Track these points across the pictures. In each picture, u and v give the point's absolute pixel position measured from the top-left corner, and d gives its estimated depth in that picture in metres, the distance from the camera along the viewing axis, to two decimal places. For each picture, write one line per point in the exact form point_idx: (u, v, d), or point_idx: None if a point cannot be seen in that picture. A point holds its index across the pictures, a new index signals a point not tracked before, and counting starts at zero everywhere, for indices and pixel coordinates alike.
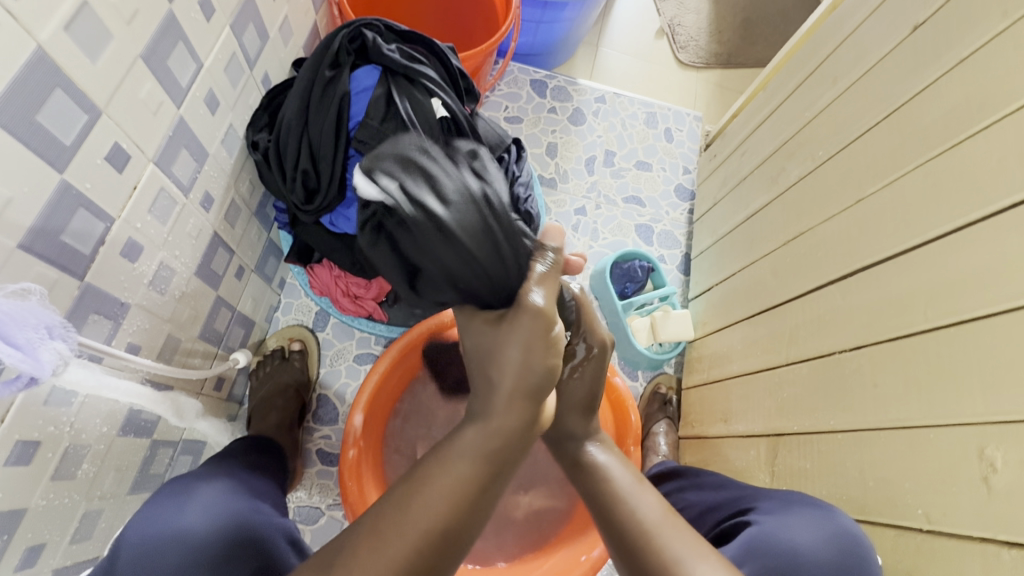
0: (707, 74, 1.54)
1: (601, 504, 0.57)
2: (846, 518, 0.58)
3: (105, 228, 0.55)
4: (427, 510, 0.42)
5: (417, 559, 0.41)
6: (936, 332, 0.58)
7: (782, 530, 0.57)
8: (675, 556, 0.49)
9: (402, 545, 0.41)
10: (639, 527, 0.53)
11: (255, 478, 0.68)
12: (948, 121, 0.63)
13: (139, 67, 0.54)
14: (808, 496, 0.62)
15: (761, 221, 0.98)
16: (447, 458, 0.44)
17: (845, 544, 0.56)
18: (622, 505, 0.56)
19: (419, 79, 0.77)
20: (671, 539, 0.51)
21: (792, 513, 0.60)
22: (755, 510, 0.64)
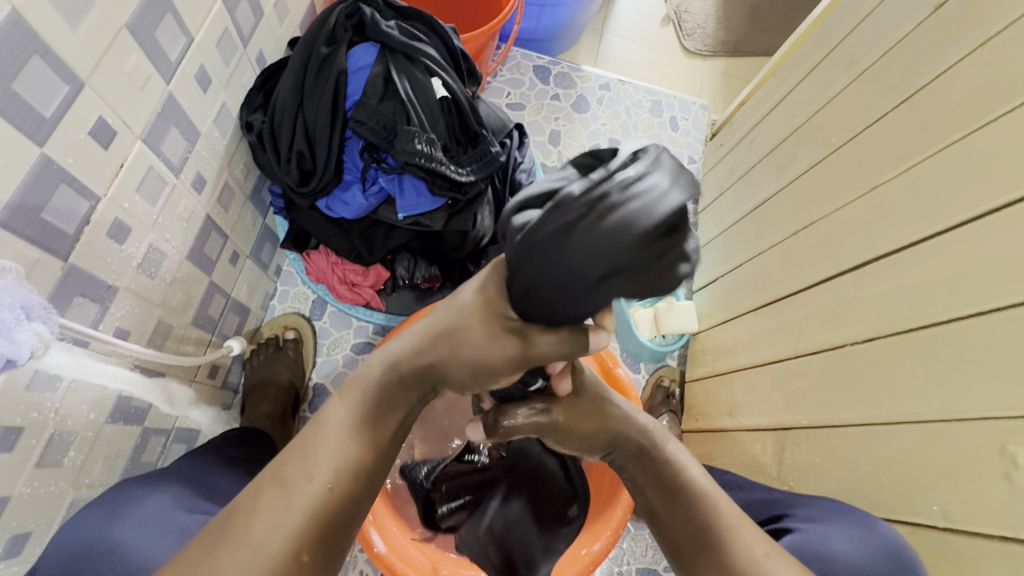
0: (714, 62, 1.51)
1: (675, 497, 0.54)
2: (887, 528, 0.56)
3: (90, 207, 0.53)
4: (332, 446, 0.44)
5: (326, 495, 0.42)
6: (955, 322, 0.55)
7: (822, 540, 0.55)
8: (760, 556, 0.47)
9: (309, 483, 0.42)
10: (721, 522, 0.50)
11: (210, 478, 0.65)
12: (970, 104, 0.60)
13: (125, 37, 0.52)
14: (849, 507, 0.59)
15: (769, 210, 0.96)
16: (349, 397, 0.47)
17: (896, 558, 0.53)
18: (701, 501, 0.53)
19: (419, 58, 0.74)
20: (753, 539, 0.49)
21: (834, 522, 0.57)
22: (791, 517, 0.61)
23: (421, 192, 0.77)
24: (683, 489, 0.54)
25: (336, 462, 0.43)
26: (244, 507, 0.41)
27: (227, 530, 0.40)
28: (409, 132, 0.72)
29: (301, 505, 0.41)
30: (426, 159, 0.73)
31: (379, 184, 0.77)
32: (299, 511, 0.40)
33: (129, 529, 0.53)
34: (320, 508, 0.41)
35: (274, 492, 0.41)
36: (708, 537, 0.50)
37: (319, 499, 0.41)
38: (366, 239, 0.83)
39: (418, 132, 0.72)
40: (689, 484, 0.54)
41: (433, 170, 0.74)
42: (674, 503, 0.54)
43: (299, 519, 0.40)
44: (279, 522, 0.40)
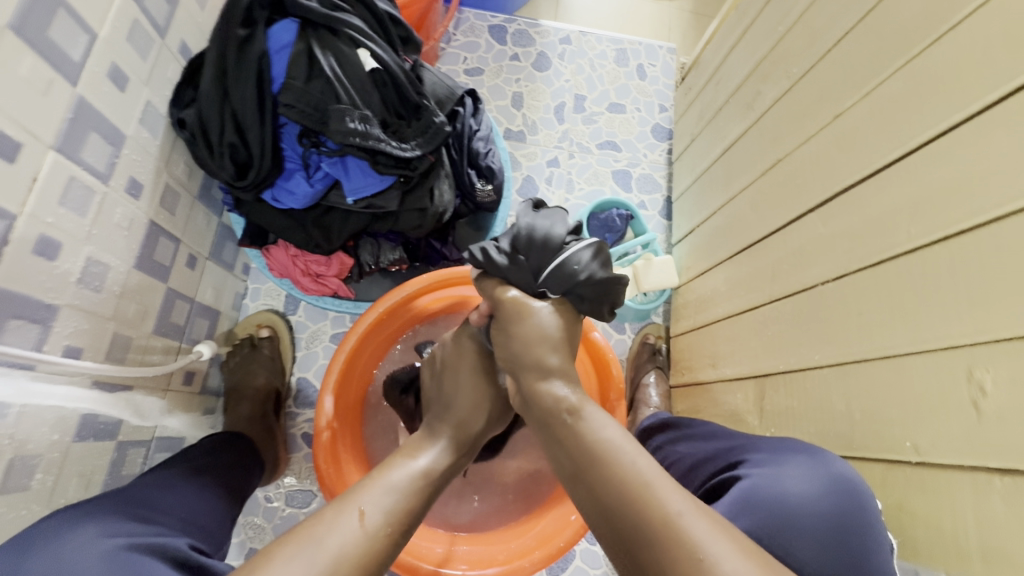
0: (681, 1, 1.43)
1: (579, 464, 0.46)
2: (838, 462, 0.55)
3: (8, 226, 0.51)
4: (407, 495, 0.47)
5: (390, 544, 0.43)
6: (923, 251, 0.53)
7: (775, 481, 0.54)
8: (676, 518, 0.39)
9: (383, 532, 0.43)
10: (632, 487, 0.42)
11: (175, 491, 0.63)
12: (927, 13, 0.56)
13: (11, 40, 0.49)
14: (797, 440, 0.60)
15: (737, 153, 0.92)
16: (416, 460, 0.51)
17: (848, 495, 0.52)
18: (604, 469, 0.44)
19: (343, 30, 0.70)
20: (669, 498, 0.41)
21: (784, 463, 0.57)
22: (745, 463, 0.60)
23: (366, 171, 0.74)
24: (587, 463, 0.45)
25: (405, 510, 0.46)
26: (325, 531, 0.41)
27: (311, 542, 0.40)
28: (340, 111, 0.68)
29: (374, 545, 0.42)
30: (362, 138, 0.69)
31: (323, 170, 0.75)
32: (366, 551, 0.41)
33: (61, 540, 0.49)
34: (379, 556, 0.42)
35: (351, 522, 0.42)
36: (630, 519, 0.41)
37: (384, 547, 0.43)
38: (322, 227, 0.81)
39: (349, 109, 0.69)
40: (591, 448, 0.46)
41: (372, 148, 0.71)
42: (579, 478, 0.45)
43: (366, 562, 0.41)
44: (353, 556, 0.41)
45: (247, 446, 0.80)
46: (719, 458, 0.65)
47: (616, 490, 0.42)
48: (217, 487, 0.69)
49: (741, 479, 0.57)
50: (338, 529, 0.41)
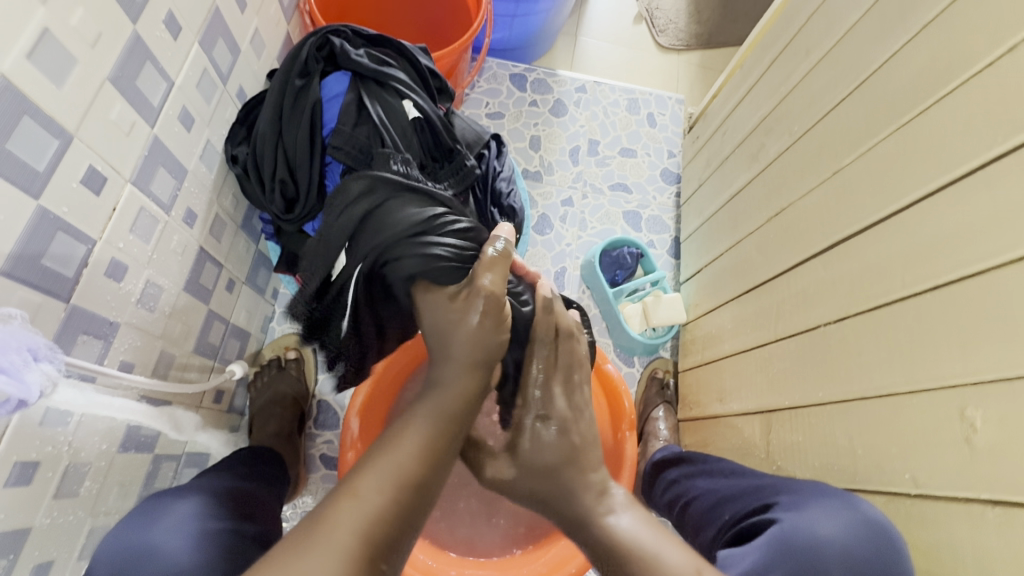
0: (689, 56, 1.53)
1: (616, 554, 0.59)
2: (868, 506, 0.58)
3: (87, 250, 0.56)
4: (398, 458, 0.53)
5: (388, 503, 0.49)
6: (915, 297, 0.58)
7: (808, 527, 0.57)
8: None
9: (377, 494, 0.49)
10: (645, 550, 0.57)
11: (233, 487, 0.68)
12: (916, 85, 0.63)
13: (108, 89, 0.55)
14: (829, 486, 0.62)
15: (743, 199, 0.99)
16: (404, 426, 0.57)
17: (878, 538, 0.55)
18: (644, 559, 0.56)
19: (389, 82, 0.78)
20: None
21: (814, 505, 0.60)
22: (777, 505, 0.63)
23: None
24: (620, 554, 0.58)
25: (399, 477, 0.51)
26: (325, 515, 0.47)
27: (313, 529, 0.46)
28: (384, 154, 0.75)
29: (373, 504, 0.48)
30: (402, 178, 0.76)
31: None
32: (369, 514, 0.48)
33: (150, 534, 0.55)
34: (394, 512, 0.49)
35: (347, 496, 0.49)
36: None
37: (382, 505, 0.49)
38: None
39: (393, 153, 0.75)
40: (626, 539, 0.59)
41: None
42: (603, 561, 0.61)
43: (371, 521, 0.47)
44: (356, 519, 0.47)
45: (281, 465, 0.84)
46: (749, 498, 0.68)
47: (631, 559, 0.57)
48: (265, 491, 0.73)
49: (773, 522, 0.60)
50: (334, 511, 0.47)
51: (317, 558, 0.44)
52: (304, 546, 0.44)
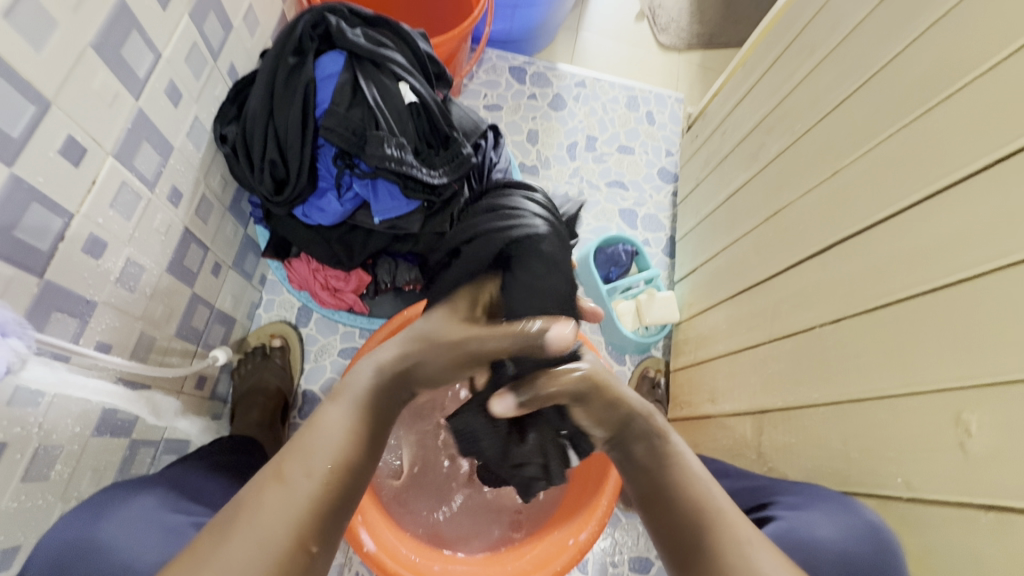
0: (690, 56, 1.53)
1: (667, 478, 0.56)
2: (868, 511, 0.58)
3: (63, 224, 0.54)
4: (332, 439, 0.48)
5: (323, 492, 0.46)
6: (914, 299, 0.57)
7: (806, 529, 0.58)
8: (745, 544, 0.49)
9: (308, 480, 0.45)
10: (707, 509, 0.52)
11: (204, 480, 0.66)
12: (919, 86, 0.62)
13: (90, 57, 0.53)
14: (829, 491, 0.62)
15: (740, 198, 0.98)
16: (342, 399, 0.52)
17: (875, 543, 0.55)
18: (692, 492, 0.54)
19: (386, 64, 0.77)
20: (740, 525, 0.50)
21: (814, 509, 0.60)
22: (775, 505, 0.64)
23: (395, 196, 0.79)
24: (666, 488, 0.55)
25: (332, 459, 0.47)
26: (248, 500, 0.44)
27: (233, 520, 0.43)
28: (378, 137, 0.74)
29: (300, 488, 0.45)
30: (396, 163, 0.75)
31: (354, 190, 0.79)
32: (300, 503, 0.44)
33: (116, 530, 0.54)
34: (322, 502, 0.45)
35: (273, 482, 0.45)
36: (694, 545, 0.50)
37: (315, 494, 0.45)
38: (346, 244, 0.85)
39: (387, 136, 0.75)
40: (678, 472, 0.56)
41: (404, 172, 0.76)
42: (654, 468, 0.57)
43: (299, 511, 0.44)
44: (283, 509, 0.43)
45: (261, 453, 0.83)
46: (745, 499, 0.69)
47: (682, 498, 0.53)
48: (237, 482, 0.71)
49: (772, 520, 0.61)
50: (256, 495, 0.44)
51: (238, 549, 0.41)
52: (225, 537, 0.42)
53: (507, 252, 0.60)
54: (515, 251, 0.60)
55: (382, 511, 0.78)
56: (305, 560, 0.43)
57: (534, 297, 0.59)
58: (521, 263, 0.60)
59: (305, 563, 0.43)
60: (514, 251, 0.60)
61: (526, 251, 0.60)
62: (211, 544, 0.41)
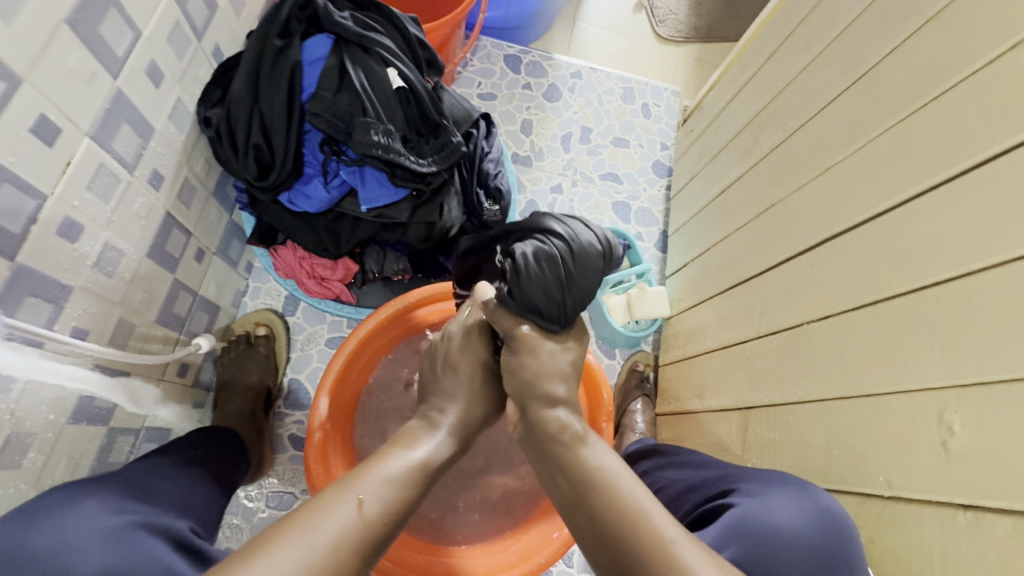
0: (687, 49, 1.51)
1: (584, 485, 0.49)
2: (825, 497, 0.58)
3: (37, 206, 0.52)
4: (409, 490, 0.50)
5: (384, 534, 0.46)
6: (901, 298, 0.57)
7: (762, 513, 0.56)
8: (671, 543, 0.44)
9: (383, 519, 0.46)
10: (632, 513, 0.46)
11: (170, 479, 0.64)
12: (914, 82, 0.61)
13: (64, 33, 0.51)
14: (788, 475, 0.62)
15: (734, 194, 0.97)
16: (423, 451, 0.54)
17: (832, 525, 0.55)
18: (608, 495, 0.48)
19: (374, 48, 0.75)
20: (663, 524, 0.46)
21: (774, 494, 0.59)
22: (737, 491, 0.62)
23: (382, 183, 0.78)
24: (585, 491, 0.49)
25: (402, 509, 0.49)
26: (326, 516, 0.44)
27: (315, 533, 0.42)
28: (365, 124, 0.73)
29: (374, 529, 0.45)
30: (383, 150, 0.74)
31: (341, 177, 0.78)
32: (364, 540, 0.45)
33: (87, 523, 0.52)
34: (373, 545, 0.46)
35: (350, 509, 0.45)
36: (624, 546, 0.45)
37: (380, 535, 0.46)
38: (333, 233, 0.83)
39: (375, 123, 0.73)
40: (592, 475, 0.50)
41: (391, 160, 0.75)
42: (563, 470, 0.51)
43: (362, 547, 0.44)
44: (353, 542, 0.44)
45: (240, 445, 0.82)
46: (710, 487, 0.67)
47: (599, 505, 0.48)
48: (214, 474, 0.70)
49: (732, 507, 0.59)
50: (338, 515, 0.44)
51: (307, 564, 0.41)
52: (293, 548, 0.41)
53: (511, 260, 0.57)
54: (515, 264, 0.56)
55: None
56: None
57: (518, 309, 0.57)
58: (517, 278, 0.56)
59: None
60: (513, 266, 0.56)
61: (526, 265, 0.56)
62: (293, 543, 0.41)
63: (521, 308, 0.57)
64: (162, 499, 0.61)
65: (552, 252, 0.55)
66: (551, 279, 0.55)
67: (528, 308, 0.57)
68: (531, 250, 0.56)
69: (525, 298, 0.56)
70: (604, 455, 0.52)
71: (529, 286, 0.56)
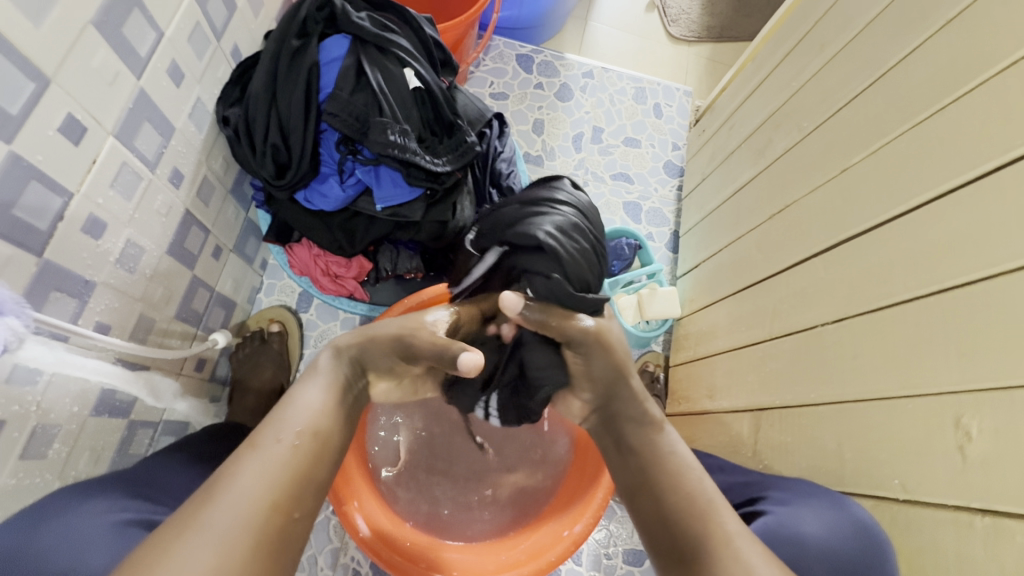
0: (699, 49, 1.50)
1: (657, 467, 0.54)
2: (856, 507, 0.58)
3: (63, 203, 0.54)
4: (303, 414, 0.50)
5: (294, 453, 0.47)
6: (917, 301, 0.57)
7: (793, 522, 0.58)
8: (733, 535, 0.47)
9: (278, 443, 0.46)
10: (701, 503, 0.50)
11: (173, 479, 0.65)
12: (931, 84, 0.61)
13: (90, 34, 0.52)
14: (820, 488, 0.63)
15: (747, 194, 0.96)
16: (301, 385, 0.53)
17: (861, 537, 0.55)
18: (681, 481, 0.52)
19: (390, 49, 0.76)
20: (728, 518, 0.48)
21: (805, 504, 0.60)
22: (766, 499, 0.64)
23: (398, 183, 0.78)
24: (659, 474, 0.53)
25: (303, 428, 0.48)
26: (223, 470, 0.44)
27: (210, 489, 0.42)
28: (382, 124, 0.74)
29: (276, 453, 0.46)
30: (399, 150, 0.74)
31: (356, 176, 0.79)
32: (275, 468, 0.45)
33: (90, 522, 0.53)
34: (294, 464, 0.46)
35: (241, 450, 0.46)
36: (686, 530, 0.48)
37: (289, 457, 0.46)
38: (348, 231, 0.84)
39: (391, 123, 0.74)
40: (663, 463, 0.54)
41: (407, 160, 0.75)
42: (640, 454, 0.56)
43: (276, 472, 0.45)
44: (261, 472, 0.44)
45: (252, 439, 0.83)
46: (738, 495, 0.69)
47: (669, 490, 0.52)
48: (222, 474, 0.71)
49: (762, 515, 0.61)
50: (230, 463, 0.44)
51: (220, 507, 0.41)
52: (196, 509, 0.41)
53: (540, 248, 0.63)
54: (549, 251, 0.62)
55: (376, 494, 0.79)
56: (291, 521, 0.43)
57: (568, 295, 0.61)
58: (556, 262, 0.62)
59: (291, 525, 0.43)
60: (547, 253, 0.62)
61: (561, 248, 0.63)
62: (193, 510, 0.41)
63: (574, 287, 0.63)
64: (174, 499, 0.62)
65: (574, 227, 0.65)
66: (582, 255, 0.65)
67: (580, 284, 0.64)
68: (554, 232, 0.64)
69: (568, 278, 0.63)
70: (681, 448, 0.56)
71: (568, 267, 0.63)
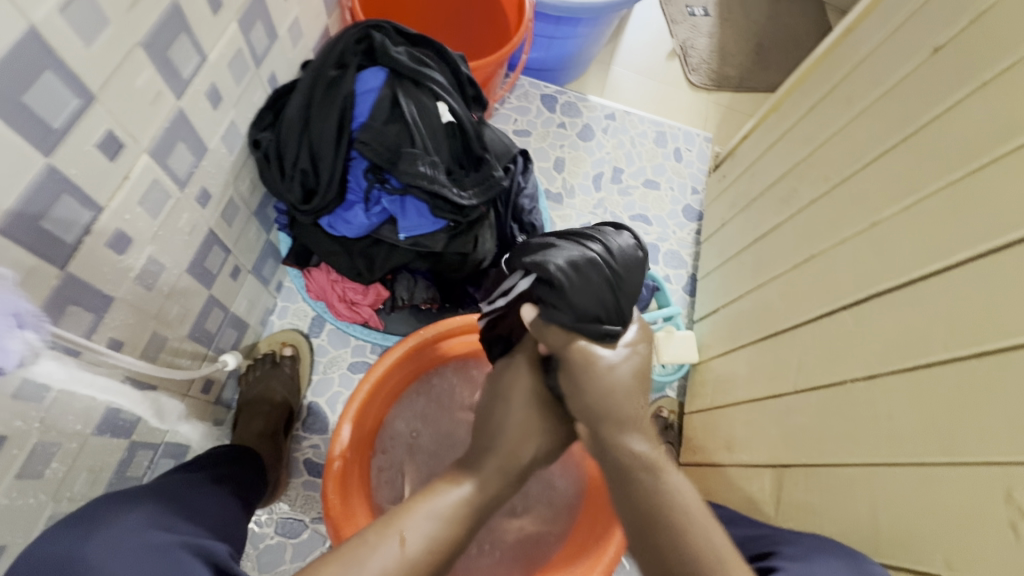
0: (719, 97, 1.53)
1: (659, 520, 0.51)
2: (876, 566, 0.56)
3: (92, 218, 0.53)
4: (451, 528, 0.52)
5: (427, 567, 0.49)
6: (958, 362, 0.54)
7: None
8: None
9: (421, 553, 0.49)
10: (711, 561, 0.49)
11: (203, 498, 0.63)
12: (967, 145, 0.61)
13: (138, 55, 0.53)
14: (830, 543, 0.59)
15: (771, 242, 0.96)
16: (470, 485, 0.55)
17: None
18: (687, 537, 0.50)
19: (425, 83, 0.77)
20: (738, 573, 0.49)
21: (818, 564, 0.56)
22: (777, 555, 0.59)
23: (422, 213, 0.78)
24: (666, 526, 0.51)
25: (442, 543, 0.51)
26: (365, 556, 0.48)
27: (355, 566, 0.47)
28: (412, 155, 0.74)
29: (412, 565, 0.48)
30: (428, 181, 0.75)
31: (382, 205, 0.79)
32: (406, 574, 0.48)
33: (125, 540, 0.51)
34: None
35: (392, 546, 0.49)
36: None
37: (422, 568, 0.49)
38: (367, 258, 0.84)
39: (421, 154, 0.75)
40: (671, 514, 0.51)
41: (434, 191, 0.76)
42: (639, 498, 0.52)
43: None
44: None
45: (261, 463, 0.80)
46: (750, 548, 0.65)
47: (676, 543, 0.50)
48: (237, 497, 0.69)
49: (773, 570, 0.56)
50: (377, 554, 0.48)
51: None
52: None
53: (545, 274, 0.58)
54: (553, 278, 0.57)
55: None
56: None
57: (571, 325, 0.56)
58: (560, 292, 0.57)
59: None
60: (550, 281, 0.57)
61: (567, 277, 0.57)
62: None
63: (576, 318, 0.56)
64: (201, 519, 0.60)
65: (592, 261, 0.58)
66: (595, 291, 0.57)
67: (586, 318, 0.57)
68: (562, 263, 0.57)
69: (573, 310, 0.56)
70: (686, 492, 0.53)
71: (574, 299, 0.56)
